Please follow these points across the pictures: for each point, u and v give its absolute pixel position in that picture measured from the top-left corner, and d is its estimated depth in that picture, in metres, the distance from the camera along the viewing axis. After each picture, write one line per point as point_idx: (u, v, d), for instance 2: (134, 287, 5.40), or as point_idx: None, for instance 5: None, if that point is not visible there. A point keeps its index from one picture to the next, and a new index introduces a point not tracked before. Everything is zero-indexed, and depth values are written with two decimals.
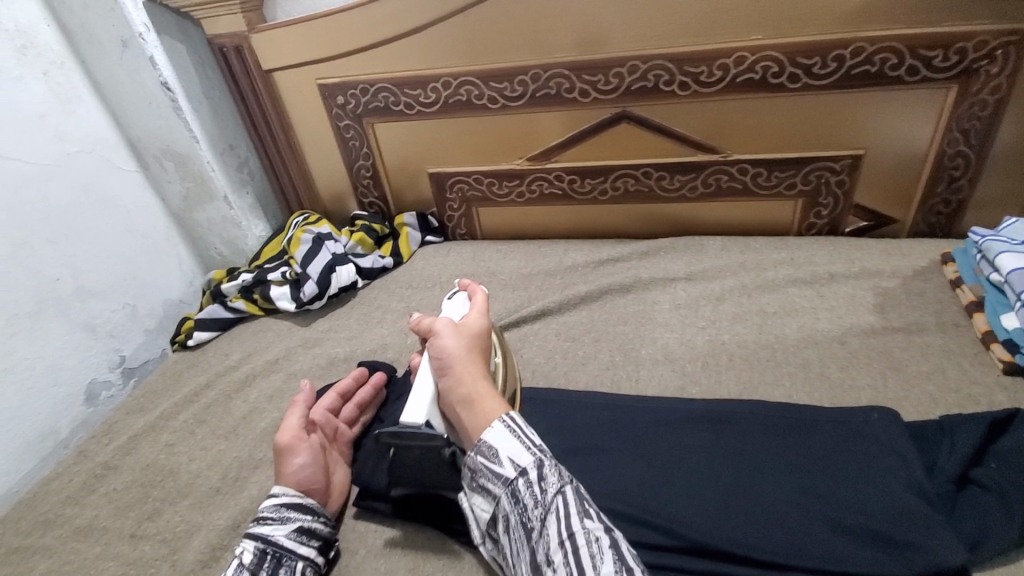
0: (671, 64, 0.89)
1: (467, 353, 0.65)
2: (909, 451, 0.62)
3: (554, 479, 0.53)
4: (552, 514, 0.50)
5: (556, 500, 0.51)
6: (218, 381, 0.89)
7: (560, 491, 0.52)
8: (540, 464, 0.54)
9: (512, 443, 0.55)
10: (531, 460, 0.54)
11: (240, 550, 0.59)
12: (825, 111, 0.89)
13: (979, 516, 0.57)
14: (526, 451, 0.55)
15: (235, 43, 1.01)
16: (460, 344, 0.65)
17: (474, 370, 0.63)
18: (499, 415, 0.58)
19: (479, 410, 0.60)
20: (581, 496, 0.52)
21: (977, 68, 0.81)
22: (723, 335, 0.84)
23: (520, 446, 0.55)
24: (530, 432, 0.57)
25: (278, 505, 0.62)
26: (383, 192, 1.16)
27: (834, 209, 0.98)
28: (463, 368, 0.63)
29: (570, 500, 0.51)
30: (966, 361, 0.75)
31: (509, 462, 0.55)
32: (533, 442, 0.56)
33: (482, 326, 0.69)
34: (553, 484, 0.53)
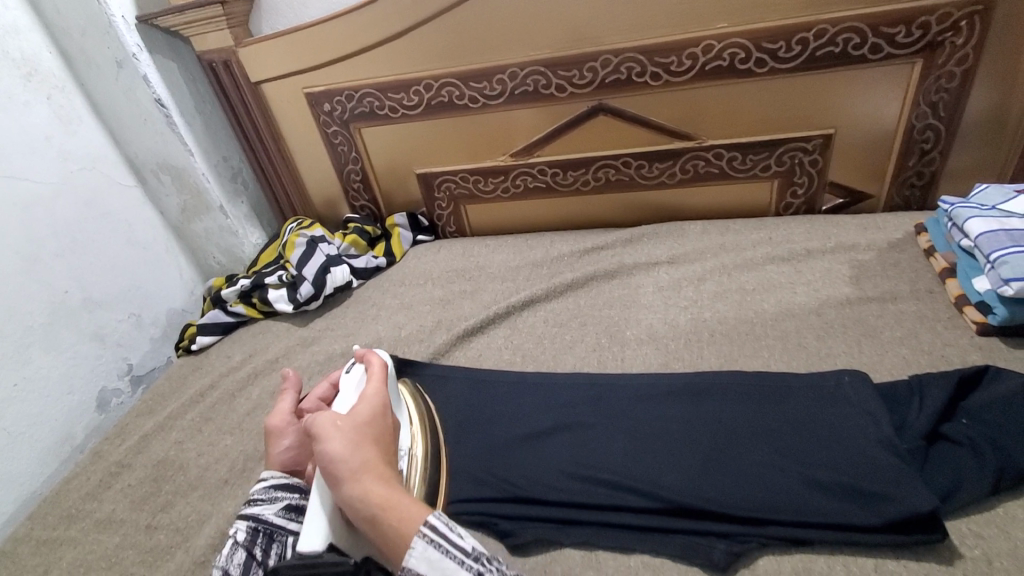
0: (642, 56, 0.92)
1: (363, 443, 0.56)
2: (880, 409, 0.65)
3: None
4: None
5: None
6: (222, 382, 0.93)
7: None
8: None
9: (442, 568, 0.48)
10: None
11: (234, 530, 0.61)
12: (795, 93, 0.92)
13: (950, 467, 0.59)
14: (461, 569, 0.48)
15: (223, 57, 1.05)
16: (360, 433, 0.57)
17: (371, 474, 0.54)
18: (416, 525, 0.50)
19: (392, 517, 0.51)
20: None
21: (941, 41, 0.84)
22: (705, 312, 0.87)
23: (454, 566, 0.48)
24: (461, 542, 0.49)
25: (265, 488, 0.64)
26: (374, 196, 1.20)
27: (809, 188, 1.01)
28: (360, 465, 0.54)
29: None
30: (940, 325, 0.77)
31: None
32: (467, 553, 0.49)
33: (374, 408, 0.61)
34: None
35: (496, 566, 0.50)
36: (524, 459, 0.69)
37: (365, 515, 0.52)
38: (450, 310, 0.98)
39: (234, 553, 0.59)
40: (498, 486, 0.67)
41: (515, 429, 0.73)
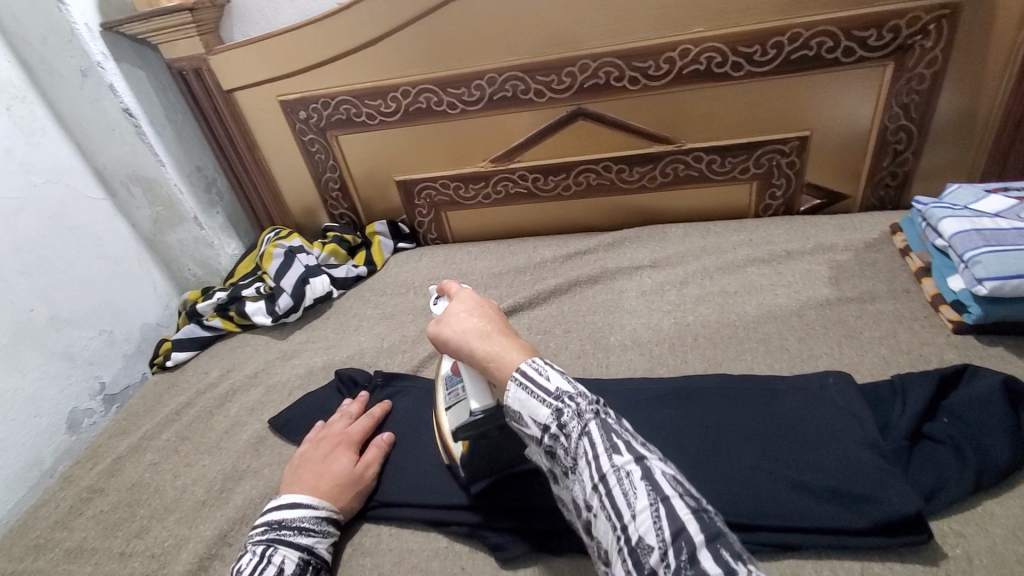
0: (620, 60, 0.92)
1: (468, 313, 0.63)
2: (864, 410, 0.65)
3: (577, 423, 0.51)
4: (583, 459, 0.50)
5: (582, 444, 0.51)
6: (199, 400, 0.90)
7: (584, 434, 0.51)
8: (559, 416, 0.52)
9: (528, 403, 0.53)
10: (554, 411, 0.52)
11: (280, 559, 0.58)
12: (772, 95, 0.92)
13: (929, 467, 0.61)
14: (544, 406, 0.53)
15: (194, 65, 1.03)
16: (467, 308, 0.63)
17: (481, 339, 0.60)
18: (520, 362, 0.57)
19: (497, 361, 0.58)
20: (605, 428, 0.51)
21: (912, 44, 0.85)
22: (688, 317, 0.87)
23: (536, 403, 0.53)
24: (547, 383, 0.54)
25: (319, 518, 0.63)
26: (353, 204, 1.18)
27: (787, 189, 1.02)
28: (468, 330, 0.61)
29: (597, 440, 0.50)
30: (918, 325, 0.78)
31: (534, 421, 0.53)
32: (550, 393, 0.53)
33: (472, 297, 0.65)
34: (577, 429, 0.51)
35: (586, 402, 0.53)
36: None
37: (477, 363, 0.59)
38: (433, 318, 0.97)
39: None
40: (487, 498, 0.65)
41: None
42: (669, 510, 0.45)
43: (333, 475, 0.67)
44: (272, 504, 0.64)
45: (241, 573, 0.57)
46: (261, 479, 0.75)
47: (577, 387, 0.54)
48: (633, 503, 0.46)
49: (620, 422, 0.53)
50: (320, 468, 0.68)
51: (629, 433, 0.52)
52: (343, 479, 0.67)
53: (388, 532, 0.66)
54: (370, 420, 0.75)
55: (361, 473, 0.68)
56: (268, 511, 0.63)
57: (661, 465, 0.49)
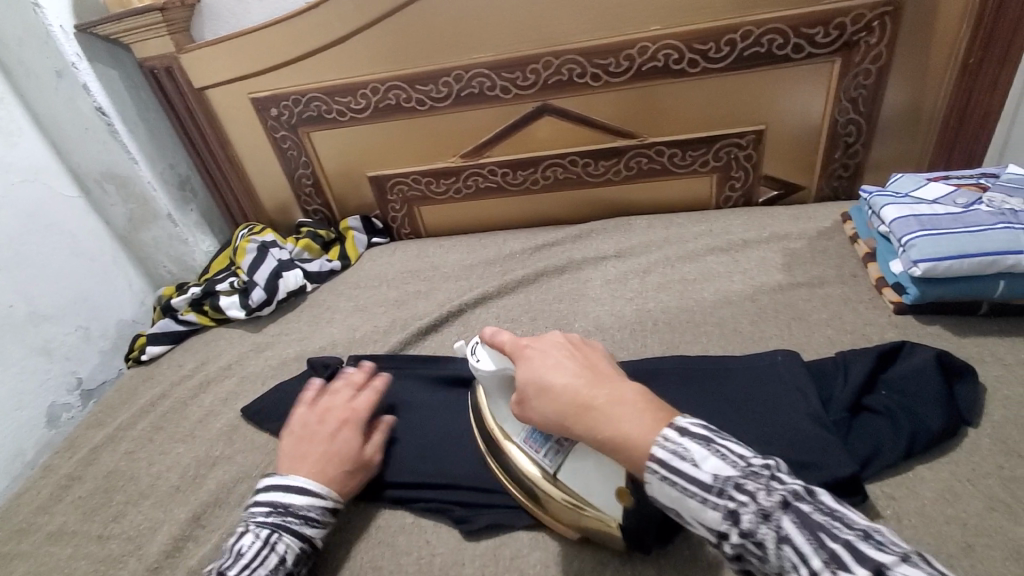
0: (582, 57, 0.95)
1: (563, 373, 0.53)
2: (807, 384, 0.69)
3: (766, 527, 0.40)
4: (792, 572, 0.38)
5: (783, 552, 0.39)
6: (174, 391, 0.91)
7: (780, 536, 0.39)
8: (733, 515, 0.41)
9: (687, 504, 0.43)
10: (725, 512, 0.42)
11: (282, 548, 0.57)
12: (728, 91, 0.96)
13: (866, 436, 0.64)
14: (710, 506, 0.42)
15: (165, 64, 1.04)
16: (560, 366, 0.54)
17: (579, 416, 0.50)
18: (653, 435, 0.46)
19: (623, 443, 0.47)
20: (807, 524, 0.39)
21: (857, 40, 0.89)
22: (649, 303, 0.91)
23: (697, 504, 0.43)
24: (701, 471, 0.43)
25: (321, 509, 0.62)
26: (327, 199, 1.20)
27: (746, 181, 1.06)
28: (571, 396, 0.51)
29: (798, 545, 0.38)
30: (863, 306, 0.82)
31: (704, 525, 0.43)
32: (711, 485, 0.42)
33: (535, 363, 0.55)
34: (766, 531, 0.40)
35: (765, 489, 0.41)
36: (475, 451, 0.69)
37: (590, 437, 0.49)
38: (404, 309, 0.99)
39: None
40: (452, 472, 0.68)
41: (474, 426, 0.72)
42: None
43: (343, 456, 0.66)
44: (273, 483, 0.62)
45: (246, 557, 0.56)
46: (233, 465, 0.76)
47: (738, 465, 0.43)
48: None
49: (822, 505, 0.40)
50: (329, 446, 0.66)
51: (847, 522, 0.39)
52: (352, 463, 0.66)
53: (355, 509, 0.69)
54: (373, 394, 0.73)
55: (369, 458, 0.68)
56: (269, 491, 0.62)
57: (907, 565, 0.35)
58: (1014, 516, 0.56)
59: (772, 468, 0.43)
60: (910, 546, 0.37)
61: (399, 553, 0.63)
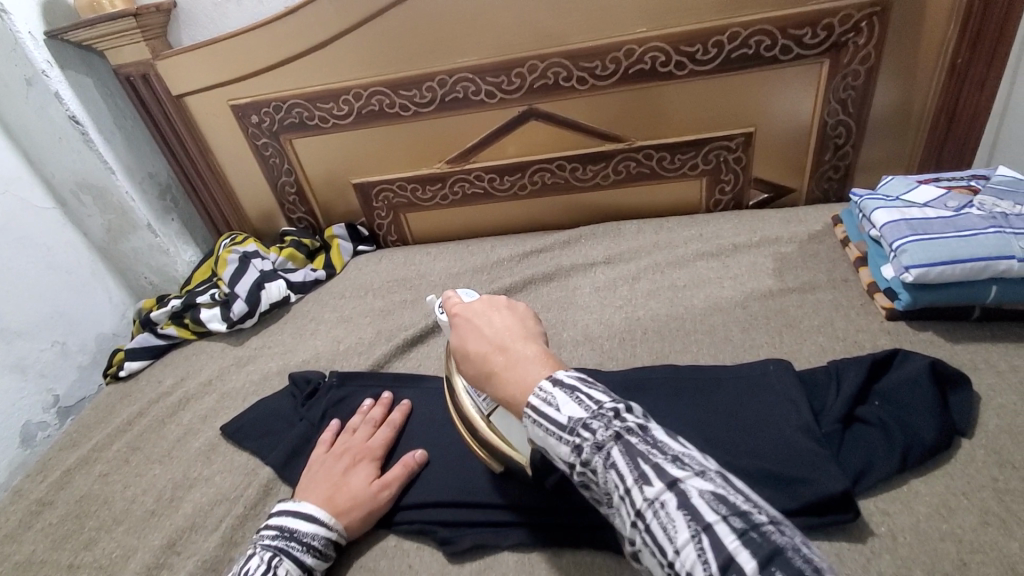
0: (567, 61, 0.93)
1: (490, 316, 0.54)
2: (799, 395, 0.68)
3: (598, 457, 0.42)
4: (614, 494, 0.41)
5: (609, 478, 0.41)
6: (152, 409, 0.89)
7: (608, 464, 0.41)
8: (579, 448, 0.43)
9: (545, 439, 0.45)
10: (574, 448, 0.43)
11: (279, 572, 0.56)
12: (716, 93, 0.95)
13: (860, 448, 0.63)
14: (560, 441, 0.44)
15: (141, 71, 1.02)
16: (490, 310, 0.55)
17: (478, 362, 0.51)
18: (540, 379, 0.47)
19: (508, 387, 0.48)
20: (631, 454, 0.40)
21: (845, 41, 0.88)
22: (638, 311, 0.89)
23: (550, 438, 0.44)
24: (557, 410, 0.44)
25: (325, 540, 0.60)
26: (311, 207, 1.18)
27: (736, 184, 1.04)
28: (485, 335, 0.52)
29: (621, 472, 0.40)
30: (854, 312, 0.81)
31: (557, 458, 0.45)
32: (564, 424, 0.43)
33: (462, 316, 0.56)
34: (598, 460, 0.42)
35: (605, 425, 0.42)
36: (459, 468, 0.68)
37: (482, 377, 0.51)
38: (390, 320, 0.97)
39: None
40: (434, 491, 0.66)
41: (458, 442, 0.71)
42: (715, 541, 0.35)
43: (349, 492, 0.64)
44: (287, 508, 0.63)
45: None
46: (211, 486, 0.74)
47: (593, 404, 0.44)
48: (674, 538, 0.36)
49: (650, 436, 0.41)
50: (336, 482, 0.66)
51: (665, 448, 0.41)
52: (358, 499, 0.64)
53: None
54: (391, 430, 0.72)
55: (377, 494, 0.65)
56: (282, 516, 0.62)
57: (700, 481, 0.38)
58: (1011, 532, 0.55)
59: (622, 407, 0.43)
60: (719, 468, 0.40)
61: None
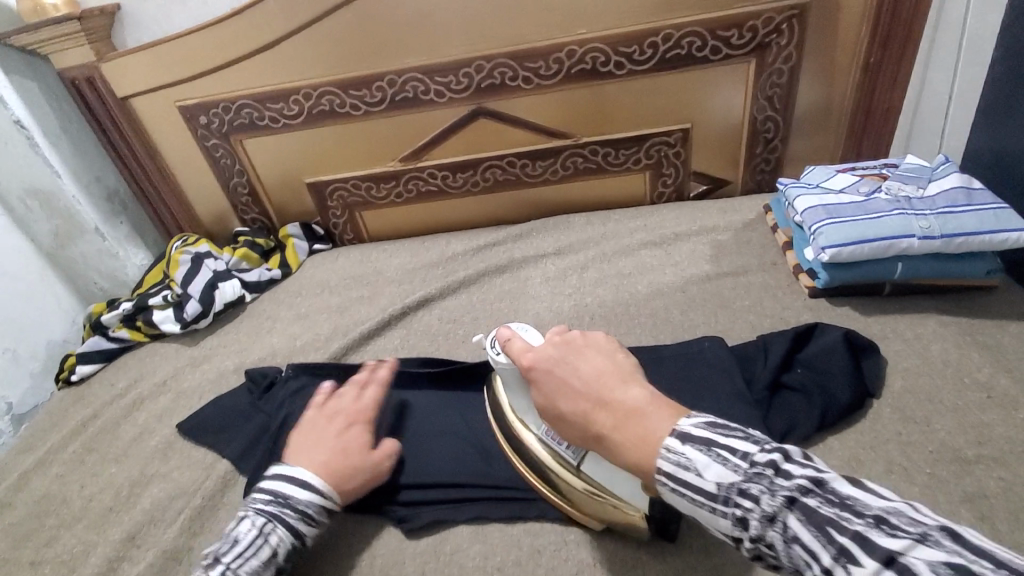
0: (513, 61, 0.97)
1: (574, 362, 0.52)
2: (732, 367, 0.73)
3: (773, 529, 0.37)
4: (810, 573, 0.35)
5: (795, 552, 0.36)
6: (106, 410, 0.88)
7: (788, 536, 0.36)
8: (743, 520, 0.39)
9: (699, 513, 0.41)
10: (735, 519, 0.39)
11: (269, 538, 0.55)
12: (654, 91, 1.00)
13: (785, 412, 0.69)
14: (722, 514, 0.40)
15: (85, 73, 1.00)
16: (570, 354, 0.53)
17: (590, 421, 0.48)
18: (666, 437, 0.43)
19: (631, 447, 0.45)
20: (813, 521, 0.35)
21: (769, 42, 0.95)
22: (586, 298, 0.94)
23: (706, 510, 0.40)
24: (704, 476, 0.40)
25: (319, 507, 0.59)
26: (265, 208, 1.18)
27: (676, 177, 1.10)
28: (577, 390, 0.50)
29: (807, 545, 0.35)
30: (782, 292, 0.87)
31: (723, 533, 0.41)
32: (716, 491, 0.40)
33: (546, 367, 0.53)
34: (774, 532, 0.37)
35: (769, 491, 0.38)
36: (413, 451, 0.70)
37: (591, 436, 0.48)
38: (347, 315, 0.99)
39: (257, 568, 0.54)
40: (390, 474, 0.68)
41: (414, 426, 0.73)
42: None
43: (351, 458, 0.63)
44: (282, 471, 0.60)
45: (234, 544, 0.54)
46: (169, 482, 0.75)
47: (744, 465, 0.40)
48: None
49: (833, 495, 0.36)
50: (337, 447, 0.63)
51: (863, 509, 0.35)
52: (358, 466, 0.63)
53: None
54: (380, 392, 0.71)
55: (377, 463, 0.65)
56: (277, 480, 0.60)
57: (925, 548, 0.31)
58: (911, 478, 0.61)
59: (779, 459, 0.39)
60: (943, 524, 0.33)
61: (340, 559, 0.63)
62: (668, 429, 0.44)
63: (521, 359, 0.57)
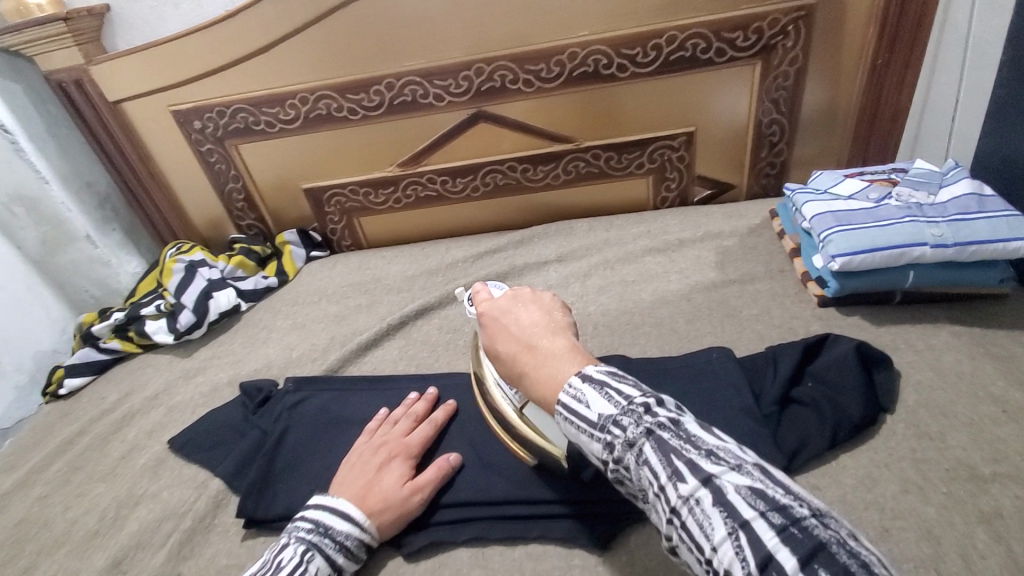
0: (514, 64, 0.95)
1: (517, 313, 0.57)
2: (742, 381, 0.71)
3: (630, 454, 0.43)
4: (649, 489, 0.42)
5: (643, 474, 0.42)
6: (96, 425, 0.86)
7: (641, 461, 0.42)
8: (609, 446, 0.44)
9: (577, 436, 0.47)
10: (604, 445, 0.45)
11: (308, 568, 0.56)
12: (657, 94, 0.98)
13: (796, 427, 0.66)
14: (592, 439, 0.45)
15: (74, 76, 0.98)
16: (516, 306, 0.58)
17: (515, 360, 0.53)
18: (569, 376, 0.49)
19: (541, 381, 0.50)
20: (662, 448, 0.41)
21: (775, 44, 0.93)
22: (590, 307, 0.91)
23: (582, 435, 0.46)
24: (588, 409, 0.45)
25: (358, 542, 0.59)
26: (260, 214, 1.16)
27: (680, 181, 1.08)
28: (512, 333, 0.55)
29: (654, 468, 0.41)
30: (790, 301, 0.85)
31: (592, 454, 0.47)
32: (596, 421, 0.45)
33: (494, 314, 0.58)
34: (631, 456, 0.43)
35: (637, 423, 0.43)
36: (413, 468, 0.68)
37: (513, 375, 0.54)
38: (345, 325, 0.96)
39: None
40: None
41: None
42: (752, 538, 0.35)
43: (381, 491, 0.62)
44: (324, 502, 0.61)
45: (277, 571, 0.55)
46: (159, 502, 0.72)
47: (622, 401, 0.45)
48: (709, 534, 0.37)
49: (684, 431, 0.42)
50: (369, 479, 0.63)
51: (701, 444, 0.41)
52: (395, 498, 0.61)
53: (269, 541, 0.65)
54: (430, 427, 0.69)
55: (408, 498, 0.62)
56: (320, 510, 0.60)
57: (737, 476, 0.38)
58: (926, 498, 0.59)
59: (652, 402, 0.44)
60: (758, 460, 0.40)
61: None
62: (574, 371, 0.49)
63: (478, 306, 0.62)
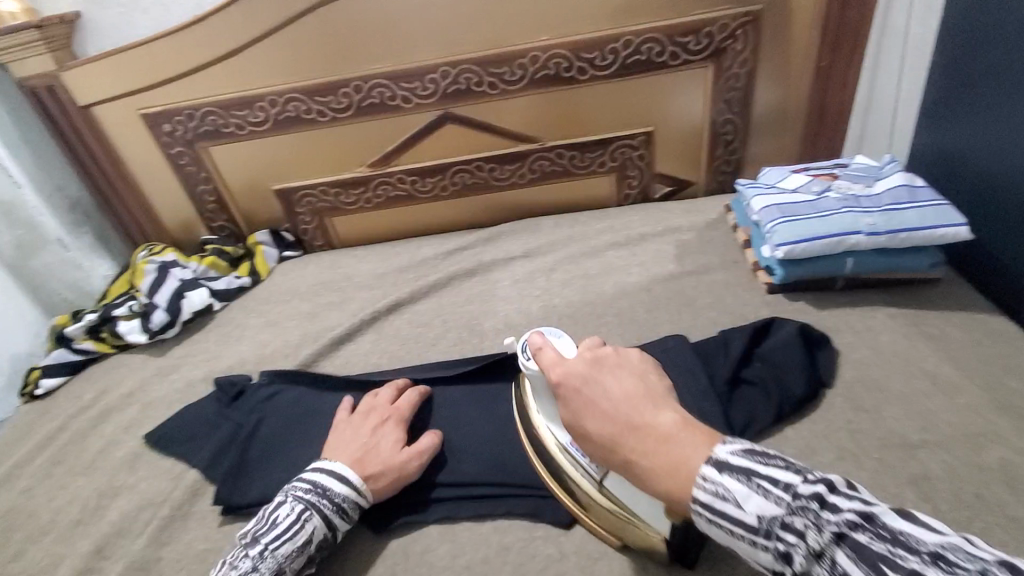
0: (478, 67, 0.99)
1: (608, 384, 0.50)
2: (695, 364, 0.75)
3: (819, 565, 0.36)
4: None
5: None
6: (72, 423, 0.87)
7: (838, 573, 0.35)
8: (786, 555, 0.38)
9: (736, 543, 0.41)
10: (777, 553, 0.39)
11: (303, 525, 0.58)
12: (615, 95, 1.03)
13: (744, 404, 0.71)
14: (765, 549, 0.40)
15: (46, 82, 0.99)
16: (601, 373, 0.51)
17: (627, 445, 0.47)
18: (702, 465, 0.43)
19: (666, 473, 0.44)
20: (863, 555, 0.35)
21: (725, 47, 0.98)
22: (555, 299, 0.95)
23: (747, 543, 0.40)
24: (745, 511, 0.40)
25: (352, 504, 0.61)
26: (233, 215, 1.17)
27: (641, 178, 1.13)
28: (610, 412, 0.48)
29: None
30: (743, 289, 0.90)
31: (764, 565, 0.40)
32: (757, 525, 0.40)
33: (585, 387, 0.51)
34: (824, 569, 0.36)
35: (814, 524, 0.37)
36: None
37: (617, 462, 0.48)
38: (318, 321, 0.99)
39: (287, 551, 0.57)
40: None
41: None
42: None
43: (378, 457, 0.65)
44: (322, 466, 0.64)
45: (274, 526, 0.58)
46: (137, 493, 0.74)
47: (784, 497, 0.39)
48: None
49: (883, 529, 0.36)
50: (366, 445, 0.66)
51: (916, 544, 0.34)
52: (392, 464, 0.64)
53: (245, 525, 0.67)
54: (417, 397, 0.73)
55: (405, 463, 0.65)
56: (319, 472, 0.63)
57: None
58: (859, 463, 0.65)
59: (822, 490, 0.38)
60: (1003, 558, 0.32)
61: None
62: (703, 456, 0.44)
63: (551, 371, 0.54)
